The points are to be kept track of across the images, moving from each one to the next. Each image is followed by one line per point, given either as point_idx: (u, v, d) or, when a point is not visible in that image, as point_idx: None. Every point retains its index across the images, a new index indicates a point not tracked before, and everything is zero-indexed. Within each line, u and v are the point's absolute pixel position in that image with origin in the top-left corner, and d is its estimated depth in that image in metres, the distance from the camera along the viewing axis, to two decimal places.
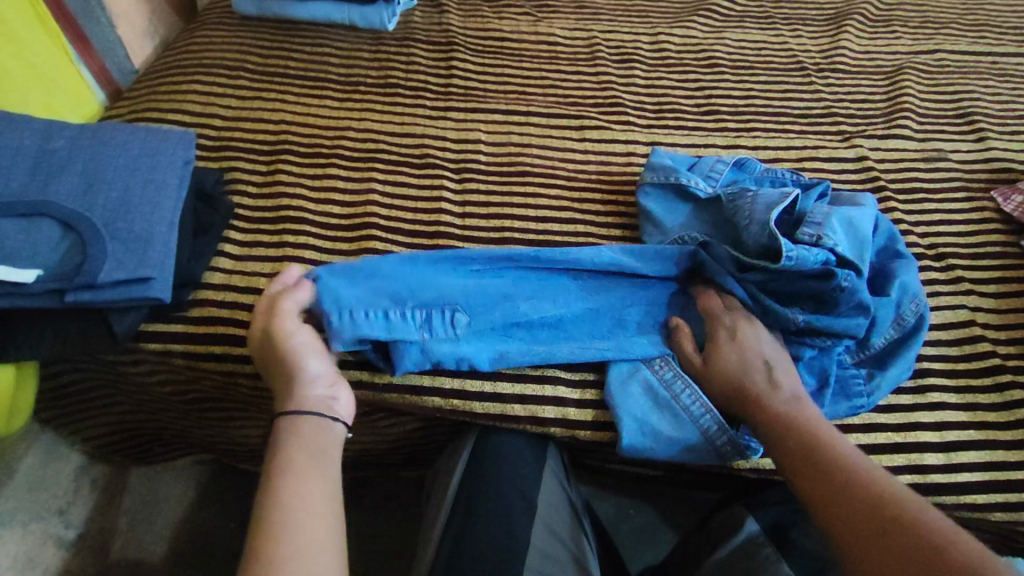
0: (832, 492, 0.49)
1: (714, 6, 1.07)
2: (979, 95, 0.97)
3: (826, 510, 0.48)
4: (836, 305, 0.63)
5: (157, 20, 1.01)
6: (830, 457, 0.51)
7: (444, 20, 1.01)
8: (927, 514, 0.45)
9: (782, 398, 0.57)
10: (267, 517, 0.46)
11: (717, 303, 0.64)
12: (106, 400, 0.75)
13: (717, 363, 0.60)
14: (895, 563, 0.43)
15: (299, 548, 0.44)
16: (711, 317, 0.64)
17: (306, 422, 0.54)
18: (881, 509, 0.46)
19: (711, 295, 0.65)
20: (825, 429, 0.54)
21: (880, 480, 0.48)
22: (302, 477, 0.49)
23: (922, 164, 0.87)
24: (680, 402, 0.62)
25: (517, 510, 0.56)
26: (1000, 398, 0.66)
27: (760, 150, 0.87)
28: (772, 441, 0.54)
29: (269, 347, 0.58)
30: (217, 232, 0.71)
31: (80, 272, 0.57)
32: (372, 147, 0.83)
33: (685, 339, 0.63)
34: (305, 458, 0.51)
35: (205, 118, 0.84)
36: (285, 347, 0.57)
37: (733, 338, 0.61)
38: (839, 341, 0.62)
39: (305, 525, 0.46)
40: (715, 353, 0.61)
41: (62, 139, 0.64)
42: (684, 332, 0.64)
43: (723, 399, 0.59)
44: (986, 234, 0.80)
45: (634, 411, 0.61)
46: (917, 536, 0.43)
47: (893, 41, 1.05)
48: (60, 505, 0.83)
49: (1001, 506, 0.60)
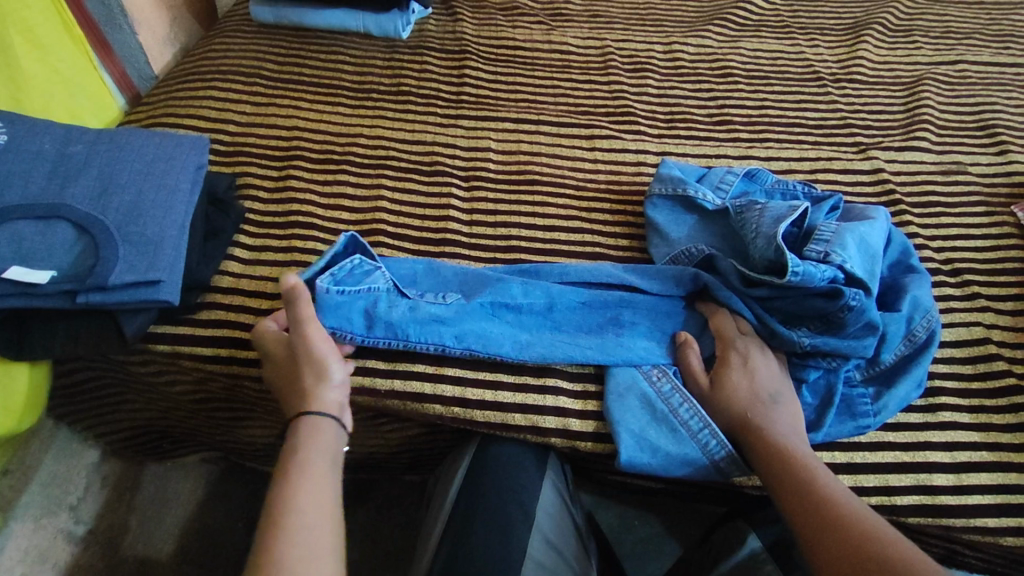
0: (807, 501, 0.51)
1: (729, 16, 1.07)
2: (1002, 107, 0.95)
3: (800, 517, 0.51)
4: (845, 326, 0.61)
5: (178, 26, 1.04)
6: (804, 469, 0.53)
7: (458, 28, 1.01)
8: (885, 525, 0.49)
9: (780, 428, 0.57)
10: (276, 521, 0.47)
11: (731, 323, 0.64)
12: (118, 398, 0.76)
13: (719, 386, 0.60)
14: (859, 565, 0.46)
15: (311, 553, 0.45)
16: (724, 338, 0.63)
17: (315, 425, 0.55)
18: (848, 519, 0.49)
19: (722, 316, 0.65)
20: (799, 442, 0.57)
21: (846, 495, 0.52)
22: (315, 483, 0.50)
23: (940, 178, 0.85)
24: (677, 416, 0.61)
25: (516, 521, 0.56)
26: (1015, 418, 0.64)
27: (772, 161, 0.86)
28: (765, 470, 0.55)
29: (290, 353, 0.59)
30: (228, 236, 0.72)
31: (92, 274, 0.58)
32: (382, 154, 0.84)
33: (693, 357, 0.63)
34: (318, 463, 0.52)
35: (220, 124, 0.86)
36: (312, 349, 0.58)
37: (745, 361, 0.61)
38: (846, 361, 0.62)
39: (315, 528, 0.47)
40: (723, 374, 0.61)
41: (79, 144, 0.66)
42: (694, 350, 0.64)
43: (720, 424, 0.60)
44: (1006, 250, 0.78)
45: (629, 426, 0.61)
46: (879, 542, 0.47)
47: (913, 52, 1.03)
48: (71, 500, 0.84)
49: (1013, 530, 0.58)
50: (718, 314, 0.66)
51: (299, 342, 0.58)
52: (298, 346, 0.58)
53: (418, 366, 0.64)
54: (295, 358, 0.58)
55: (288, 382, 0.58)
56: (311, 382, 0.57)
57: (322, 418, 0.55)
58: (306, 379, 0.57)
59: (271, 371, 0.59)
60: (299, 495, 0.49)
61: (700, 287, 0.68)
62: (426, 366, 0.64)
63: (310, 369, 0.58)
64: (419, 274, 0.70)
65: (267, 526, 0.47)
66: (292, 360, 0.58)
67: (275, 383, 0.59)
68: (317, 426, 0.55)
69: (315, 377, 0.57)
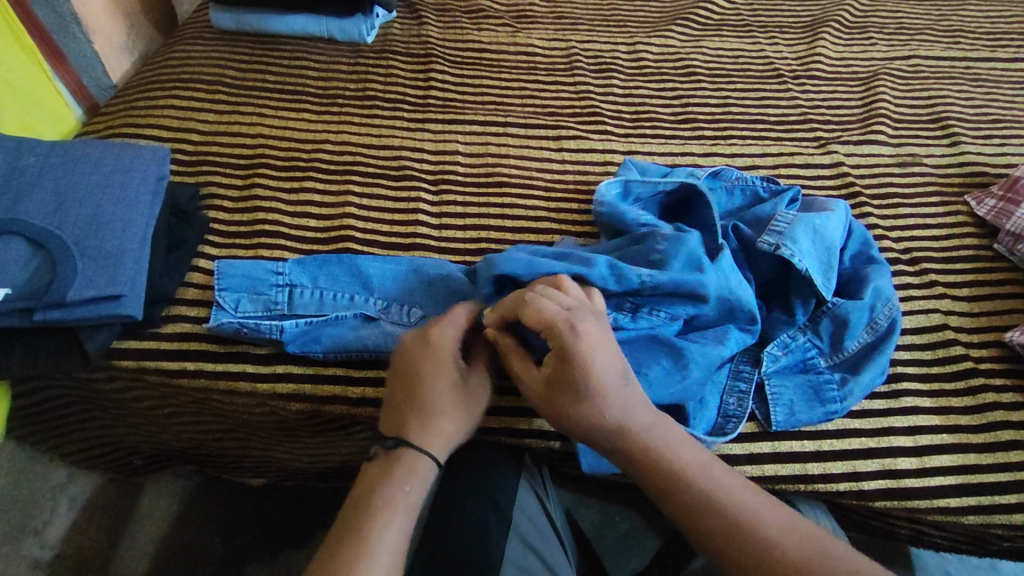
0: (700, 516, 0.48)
1: (692, 15, 1.08)
2: (954, 100, 0.98)
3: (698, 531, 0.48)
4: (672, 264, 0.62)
5: (136, 33, 1.02)
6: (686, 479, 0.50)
7: (423, 31, 1.01)
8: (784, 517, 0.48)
9: (638, 419, 0.51)
10: (354, 547, 0.47)
11: (548, 300, 0.53)
12: (83, 416, 0.74)
13: (557, 392, 0.51)
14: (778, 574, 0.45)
15: None
16: (547, 321, 0.52)
17: (422, 467, 0.52)
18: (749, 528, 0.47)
19: (535, 299, 0.53)
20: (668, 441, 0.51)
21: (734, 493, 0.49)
22: (403, 517, 0.50)
23: (896, 170, 0.88)
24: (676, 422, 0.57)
25: (493, 525, 0.56)
26: (972, 401, 0.66)
27: (736, 158, 0.88)
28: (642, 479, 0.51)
29: (453, 380, 0.55)
30: (191, 247, 0.71)
31: (49, 291, 0.57)
32: (349, 159, 0.83)
33: (515, 358, 0.55)
34: (412, 496, 0.51)
35: (182, 133, 0.84)
36: (472, 400, 0.56)
37: (584, 344, 0.51)
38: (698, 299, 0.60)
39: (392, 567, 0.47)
40: (564, 372, 0.51)
41: (32, 158, 0.64)
42: (512, 344, 0.56)
43: (574, 435, 0.53)
44: (960, 238, 0.81)
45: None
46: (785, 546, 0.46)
47: (869, 48, 1.06)
48: (36, 524, 0.83)
49: (973, 509, 0.60)
50: (529, 292, 0.54)
51: (466, 383, 0.56)
52: (470, 398, 0.56)
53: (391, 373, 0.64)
54: (453, 389, 0.55)
55: (424, 410, 0.54)
56: (452, 428, 0.54)
57: (428, 456, 0.53)
58: (449, 423, 0.54)
59: (418, 378, 0.54)
60: (383, 529, 0.48)
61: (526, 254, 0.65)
62: None
63: (458, 415, 0.55)
64: (386, 277, 0.69)
65: (342, 547, 0.47)
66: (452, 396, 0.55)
67: (399, 399, 0.55)
68: (424, 467, 0.52)
69: (459, 430, 0.55)
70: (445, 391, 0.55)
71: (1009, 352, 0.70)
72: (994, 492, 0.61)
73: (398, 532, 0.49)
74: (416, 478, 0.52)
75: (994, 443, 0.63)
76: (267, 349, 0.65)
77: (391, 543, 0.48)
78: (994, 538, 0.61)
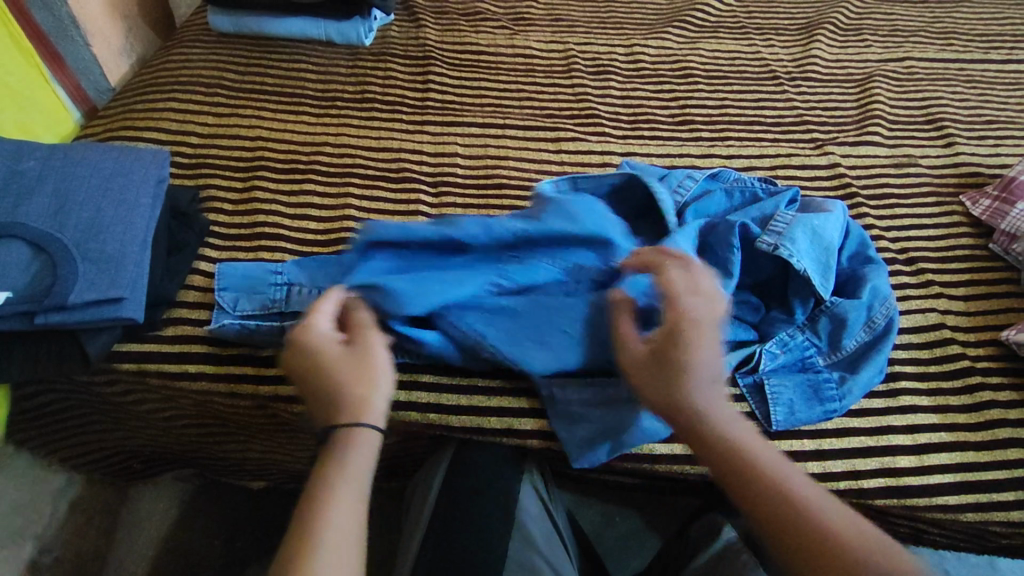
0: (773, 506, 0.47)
1: (688, 18, 1.09)
2: (948, 101, 0.99)
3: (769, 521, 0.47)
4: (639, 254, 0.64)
5: (134, 36, 1.01)
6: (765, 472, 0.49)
7: (421, 34, 1.02)
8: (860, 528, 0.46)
9: (722, 409, 0.52)
10: (300, 529, 0.45)
11: (679, 277, 0.54)
12: (83, 420, 0.74)
13: (652, 368, 0.53)
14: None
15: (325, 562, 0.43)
16: (668, 295, 0.53)
17: (353, 437, 0.51)
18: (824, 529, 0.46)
19: (667, 272, 0.55)
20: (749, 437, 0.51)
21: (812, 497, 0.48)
22: (350, 497, 0.48)
23: (892, 171, 0.88)
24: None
25: (495, 526, 0.56)
26: (970, 399, 0.67)
27: (734, 159, 0.88)
28: (713, 461, 0.50)
29: (344, 355, 0.54)
30: (192, 250, 0.71)
31: (50, 294, 0.57)
32: (348, 161, 0.83)
33: (624, 322, 0.56)
34: (354, 475, 0.49)
35: (182, 136, 0.84)
36: (374, 360, 0.54)
37: (693, 327, 0.52)
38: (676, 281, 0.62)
39: (340, 536, 0.45)
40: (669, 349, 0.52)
41: (32, 160, 0.64)
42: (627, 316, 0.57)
43: (656, 412, 0.53)
44: (956, 238, 0.82)
45: (605, 424, 0.60)
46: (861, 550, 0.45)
47: (864, 50, 1.07)
48: (34, 532, 0.81)
49: (971, 507, 0.61)
50: (665, 261, 0.56)
51: (360, 350, 0.54)
52: (365, 360, 0.54)
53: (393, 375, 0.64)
54: (350, 361, 0.53)
55: (331, 391, 0.52)
56: (364, 392, 0.52)
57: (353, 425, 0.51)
58: (355, 392, 0.52)
59: (314, 370, 0.53)
60: (324, 505, 0.47)
61: (434, 220, 0.65)
62: (401, 374, 0.64)
63: (361, 380, 0.53)
64: None
65: (295, 540, 0.45)
66: (347, 368, 0.53)
67: (310, 395, 0.53)
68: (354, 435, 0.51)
69: (370, 389, 0.53)
70: (338, 367, 0.53)
71: (1005, 351, 0.71)
72: (992, 489, 0.61)
73: (339, 502, 0.47)
74: (351, 447, 0.50)
75: (991, 441, 0.64)
76: (269, 352, 0.65)
77: (344, 525, 0.46)
78: (991, 535, 0.62)
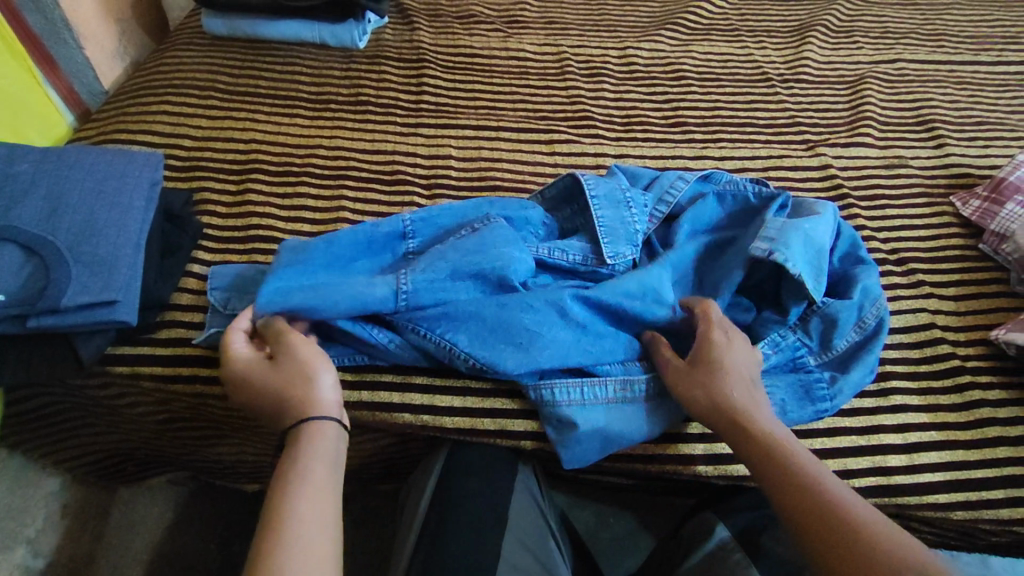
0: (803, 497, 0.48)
1: (681, 20, 1.10)
2: (938, 102, 1.00)
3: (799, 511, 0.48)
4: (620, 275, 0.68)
5: (127, 39, 1.01)
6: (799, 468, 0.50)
7: (415, 36, 1.02)
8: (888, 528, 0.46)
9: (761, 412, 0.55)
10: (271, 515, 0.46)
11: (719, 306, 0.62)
12: (76, 423, 0.74)
13: (693, 372, 0.58)
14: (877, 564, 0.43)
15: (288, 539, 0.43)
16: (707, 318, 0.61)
17: (304, 431, 0.52)
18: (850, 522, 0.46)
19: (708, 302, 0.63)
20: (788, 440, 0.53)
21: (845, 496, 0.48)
22: (309, 489, 0.47)
23: (884, 172, 0.89)
24: (629, 393, 0.61)
25: (488, 526, 0.56)
26: (960, 398, 0.67)
27: (726, 161, 0.89)
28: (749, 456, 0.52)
29: (268, 366, 0.55)
30: (185, 253, 0.71)
31: (42, 296, 0.57)
32: (342, 164, 0.84)
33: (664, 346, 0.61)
34: (310, 469, 0.49)
35: (175, 139, 0.84)
36: (298, 359, 0.55)
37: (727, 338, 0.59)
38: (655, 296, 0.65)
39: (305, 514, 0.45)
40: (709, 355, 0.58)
41: (24, 163, 0.64)
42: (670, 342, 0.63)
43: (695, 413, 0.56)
44: (946, 238, 0.82)
45: (590, 421, 0.59)
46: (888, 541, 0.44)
47: (855, 52, 1.08)
48: (27, 534, 0.81)
49: (962, 505, 0.61)
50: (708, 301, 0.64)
51: (283, 356, 0.56)
52: (292, 361, 0.55)
53: (386, 377, 0.64)
54: (274, 371, 0.55)
55: (274, 398, 0.54)
56: (303, 390, 0.54)
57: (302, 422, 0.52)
58: (292, 392, 0.54)
59: (252, 388, 0.55)
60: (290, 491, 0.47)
61: (391, 232, 0.67)
62: (393, 377, 0.64)
63: (296, 381, 0.54)
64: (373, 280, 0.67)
65: (259, 535, 0.44)
66: (280, 375, 0.55)
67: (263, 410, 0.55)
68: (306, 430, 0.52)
69: (308, 385, 0.54)
70: (270, 377, 0.55)
71: (995, 350, 0.72)
72: (981, 487, 0.62)
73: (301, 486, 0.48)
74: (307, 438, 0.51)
75: (981, 440, 0.65)
76: None
77: (304, 515, 0.45)
78: (981, 533, 0.62)
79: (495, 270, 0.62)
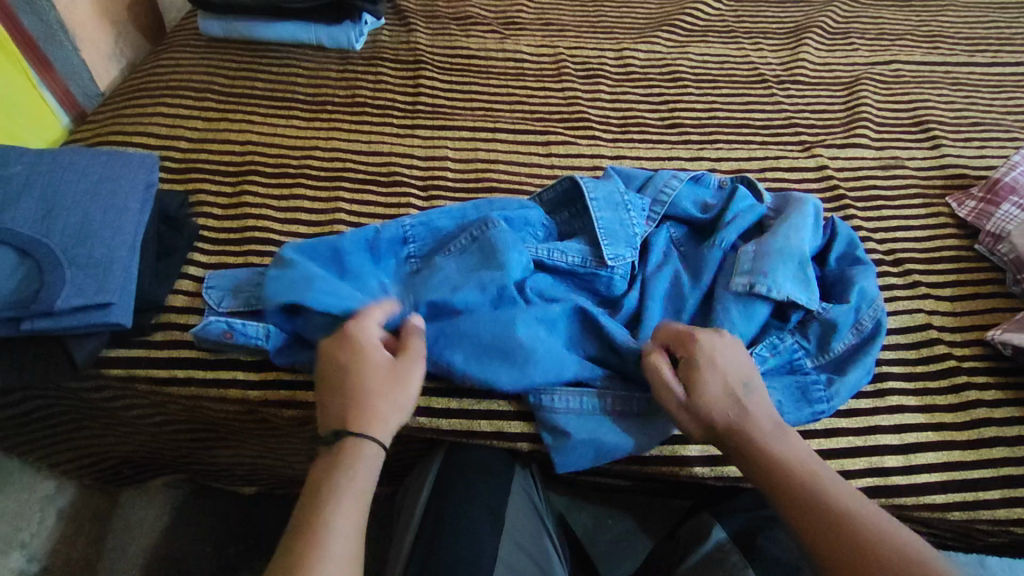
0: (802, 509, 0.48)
1: (678, 22, 1.10)
2: (934, 103, 1.00)
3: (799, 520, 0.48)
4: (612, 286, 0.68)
5: (123, 41, 1.01)
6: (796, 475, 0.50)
7: (412, 38, 1.02)
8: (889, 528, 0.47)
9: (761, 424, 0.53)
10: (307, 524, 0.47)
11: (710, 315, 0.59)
12: (71, 426, 0.73)
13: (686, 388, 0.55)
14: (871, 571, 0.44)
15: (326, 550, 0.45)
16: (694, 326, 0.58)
17: (366, 447, 0.51)
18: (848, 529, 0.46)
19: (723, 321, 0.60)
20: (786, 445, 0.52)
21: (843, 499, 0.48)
22: (359, 506, 0.48)
23: (880, 173, 0.89)
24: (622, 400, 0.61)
25: (484, 529, 0.56)
26: (956, 399, 0.67)
27: (723, 162, 0.89)
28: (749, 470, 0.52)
29: (384, 370, 0.54)
30: (181, 255, 0.71)
31: (37, 299, 0.57)
32: (339, 166, 0.83)
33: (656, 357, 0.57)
34: (361, 485, 0.49)
35: (171, 140, 0.84)
36: (402, 373, 0.55)
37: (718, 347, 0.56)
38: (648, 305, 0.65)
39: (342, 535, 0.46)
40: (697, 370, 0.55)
41: (19, 166, 0.64)
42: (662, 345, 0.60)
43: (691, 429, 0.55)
44: (942, 239, 0.82)
45: (582, 430, 0.59)
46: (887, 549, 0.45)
47: (851, 53, 1.08)
48: (22, 538, 0.81)
49: (959, 505, 0.61)
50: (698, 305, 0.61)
51: (388, 364, 0.55)
52: (392, 375, 0.54)
53: None
54: (388, 377, 0.54)
55: (353, 397, 0.53)
56: (384, 407, 0.53)
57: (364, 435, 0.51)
58: (379, 404, 0.53)
59: (337, 375, 0.54)
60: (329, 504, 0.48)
61: (393, 238, 0.68)
62: None
63: (388, 394, 0.53)
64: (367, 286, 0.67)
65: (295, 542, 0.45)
66: (377, 377, 0.54)
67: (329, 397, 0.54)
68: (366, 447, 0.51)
69: (394, 405, 0.53)
70: (364, 375, 0.54)
71: (991, 350, 0.72)
72: (978, 488, 0.62)
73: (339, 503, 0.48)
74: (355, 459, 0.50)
75: (978, 440, 0.65)
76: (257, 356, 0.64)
77: (349, 533, 0.46)
78: (978, 534, 0.62)
79: (494, 280, 0.62)
